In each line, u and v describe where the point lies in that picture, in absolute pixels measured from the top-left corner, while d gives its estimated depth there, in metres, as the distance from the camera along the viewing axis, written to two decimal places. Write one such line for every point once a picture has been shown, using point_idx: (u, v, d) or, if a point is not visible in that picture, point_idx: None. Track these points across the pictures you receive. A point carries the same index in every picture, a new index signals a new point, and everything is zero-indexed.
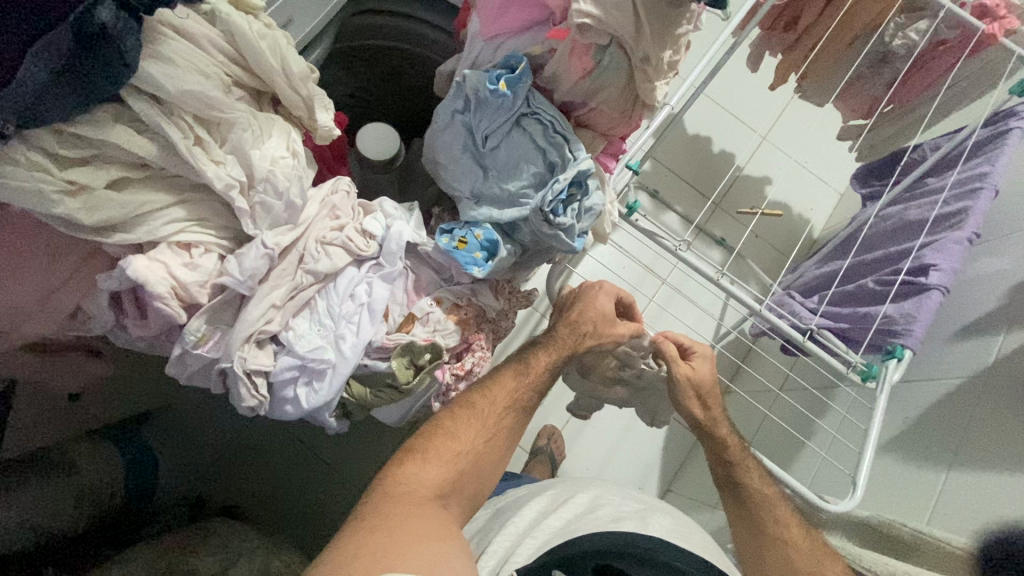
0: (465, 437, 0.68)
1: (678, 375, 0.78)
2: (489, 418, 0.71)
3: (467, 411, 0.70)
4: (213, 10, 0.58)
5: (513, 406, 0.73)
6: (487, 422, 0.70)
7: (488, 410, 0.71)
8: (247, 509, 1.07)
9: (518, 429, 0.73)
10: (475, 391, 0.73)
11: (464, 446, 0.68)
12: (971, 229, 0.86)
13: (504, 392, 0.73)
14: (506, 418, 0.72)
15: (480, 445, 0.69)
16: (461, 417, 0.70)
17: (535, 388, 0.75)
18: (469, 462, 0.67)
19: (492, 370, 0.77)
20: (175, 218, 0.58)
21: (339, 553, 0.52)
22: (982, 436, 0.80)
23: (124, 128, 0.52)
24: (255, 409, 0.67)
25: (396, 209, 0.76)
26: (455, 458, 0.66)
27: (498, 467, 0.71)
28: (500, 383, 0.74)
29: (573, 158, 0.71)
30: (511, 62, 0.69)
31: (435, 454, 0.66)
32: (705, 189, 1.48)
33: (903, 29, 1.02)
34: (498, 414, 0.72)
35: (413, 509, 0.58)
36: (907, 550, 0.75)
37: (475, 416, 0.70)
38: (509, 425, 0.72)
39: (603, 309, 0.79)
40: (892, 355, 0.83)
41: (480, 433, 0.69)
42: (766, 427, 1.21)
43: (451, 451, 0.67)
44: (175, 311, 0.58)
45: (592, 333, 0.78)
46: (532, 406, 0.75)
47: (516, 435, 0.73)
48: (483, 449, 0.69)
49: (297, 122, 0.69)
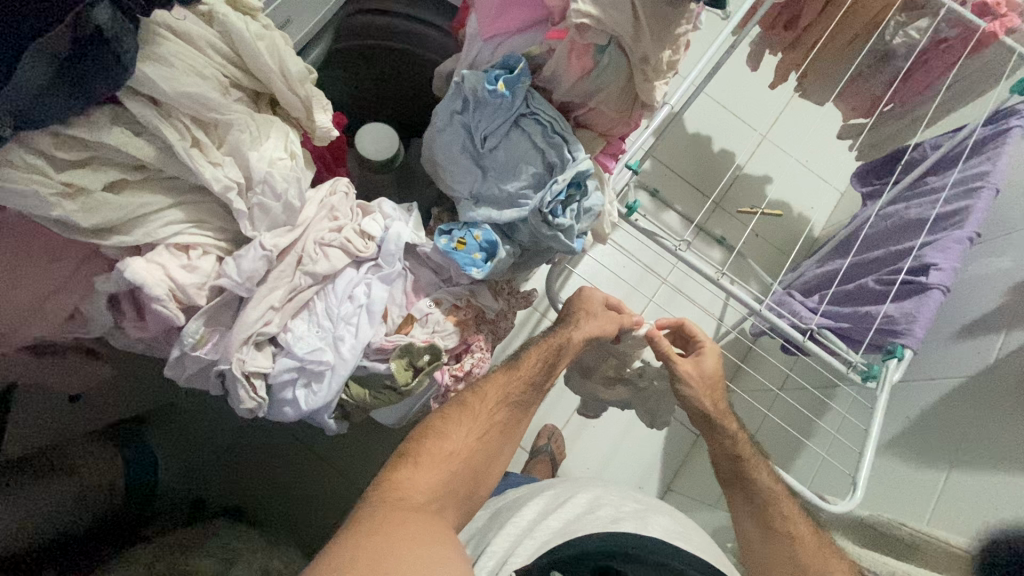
0: (455, 437, 0.68)
1: (678, 370, 0.79)
2: (479, 417, 0.71)
3: (457, 411, 0.71)
4: (210, 11, 0.58)
5: (505, 402, 0.73)
6: (479, 420, 0.70)
7: (478, 408, 0.71)
8: (247, 508, 1.07)
9: (512, 425, 0.74)
10: (469, 392, 0.74)
11: (457, 446, 0.68)
12: (972, 229, 0.86)
13: (495, 389, 0.73)
14: (499, 414, 0.72)
15: (473, 442, 0.69)
16: (451, 417, 0.70)
17: (533, 387, 0.75)
18: (464, 461, 0.67)
19: (491, 371, 0.77)
20: (172, 220, 0.58)
21: (338, 555, 0.52)
22: (983, 437, 0.80)
23: (121, 130, 0.52)
24: (255, 410, 0.67)
25: (395, 209, 0.76)
26: (447, 458, 0.66)
27: (492, 466, 0.71)
28: (496, 380, 0.74)
29: (573, 159, 0.71)
30: (510, 62, 0.69)
31: (428, 457, 0.65)
32: (705, 188, 1.48)
33: (903, 27, 1.02)
34: (490, 410, 0.72)
35: (409, 514, 0.57)
36: (908, 550, 0.75)
37: (466, 415, 0.70)
38: (501, 423, 0.72)
39: (598, 305, 0.82)
40: (892, 355, 0.83)
41: (472, 431, 0.69)
42: (767, 426, 1.21)
43: (443, 451, 0.66)
44: (174, 313, 0.58)
45: (578, 325, 0.79)
46: (527, 399, 0.76)
47: (510, 433, 0.73)
48: (475, 448, 0.69)
49: (296, 123, 0.69)
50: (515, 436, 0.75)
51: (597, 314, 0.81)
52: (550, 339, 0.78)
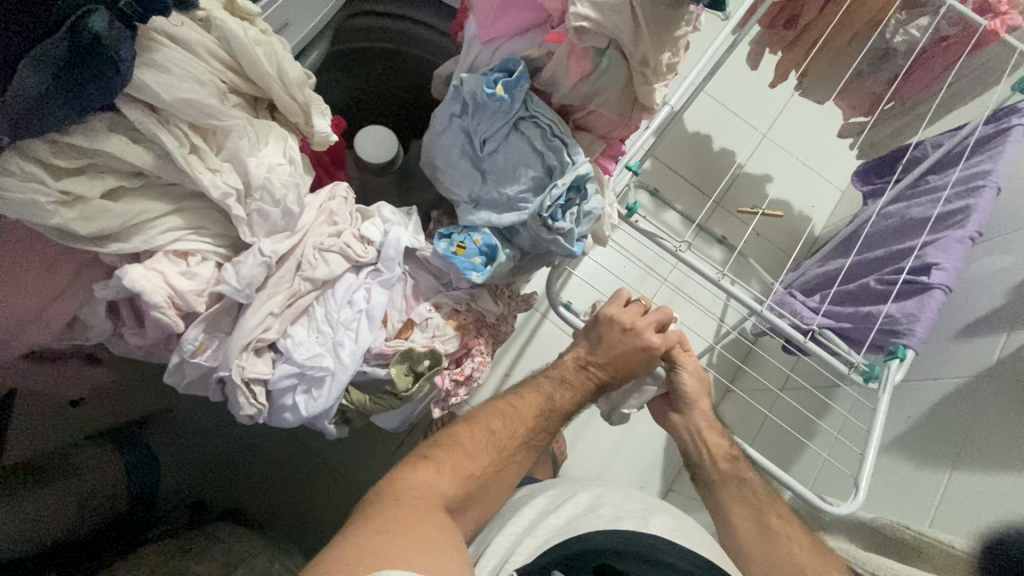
0: (480, 461, 0.68)
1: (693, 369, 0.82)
2: (504, 448, 0.70)
3: (485, 435, 0.70)
4: (209, 16, 0.58)
5: (528, 443, 0.73)
6: (502, 448, 0.70)
7: (506, 437, 0.71)
8: (253, 512, 1.06)
9: (529, 457, 0.74)
10: (490, 414, 0.73)
11: (476, 467, 0.67)
12: (974, 228, 0.85)
13: (524, 424, 0.73)
14: (518, 454, 0.72)
15: (491, 471, 0.69)
16: (479, 440, 0.70)
17: (543, 417, 0.74)
18: (479, 484, 0.67)
19: (507, 393, 0.77)
20: (170, 227, 0.58)
21: (343, 551, 0.51)
22: (988, 437, 0.80)
23: (120, 138, 0.52)
24: (254, 417, 0.66)
25: (394, 214, 0.77)
26: (467, 477, 0.66)
27: (499, 491, 0.71)
28: (520, 414, 0.73)
29: (573, 163, 0.70)
30: (509, 65, 0.70)
31: (450, 468, 0.65)
32: (706, 188, 1.48)
33: (904, 25, 1.00)
34: (513, 447, 0.71)
35: (420, 514, 0.57)
36: (910, 551, 0.76)
37: (489, 435, 0.70)
38: (523, 444, 0.73)
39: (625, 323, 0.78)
40: (894, 355, 0.81)
41: (492, 461, 0.69)
42: (767, 427, 1.22)
43: (465, 469, 0.66)
44: (173, 320, 0.58)
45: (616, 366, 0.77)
46: (545, 423, 0.74)
47: (528, 454, 0.74)
48: (492, 471, 0.69)
49: (296, 128, 0.68)
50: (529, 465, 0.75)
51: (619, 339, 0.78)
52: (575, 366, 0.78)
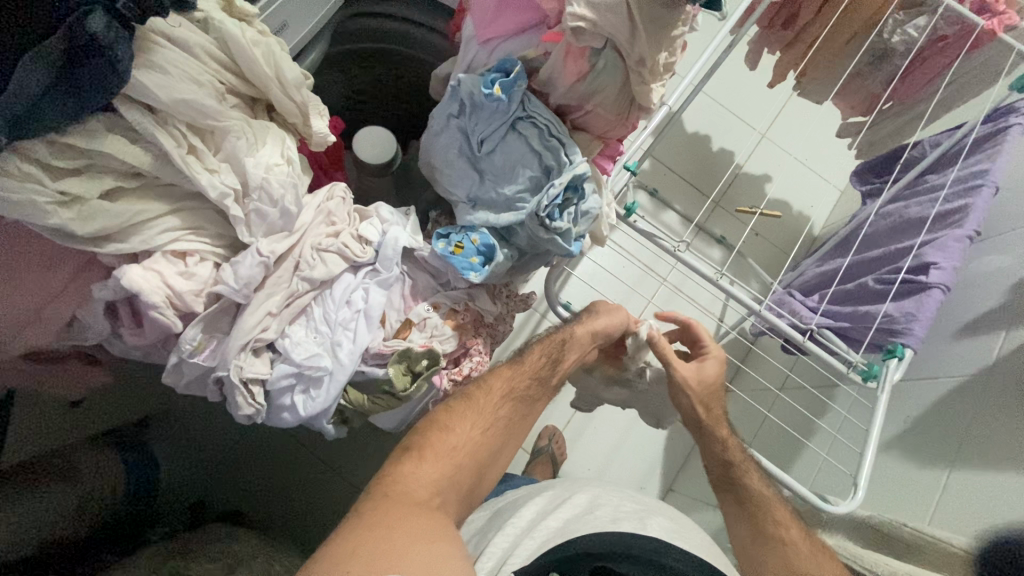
0: (460, 430, 0.68)
1: (679, 373, 0.78)
2: (485, 410, 0.70)
3: (463, 404, 0.70)
4: (206, 17, 0.58)
5: (510, 395, 0.73)
6: (483, 413, 0.70)
7: (485, 402, 0.71)
8: (256, 513, 1.07)
9: (515, 419, 0.74)
10: (473, 387, 0.73)
11: (461, 442, 0.67)
12: (972, 227, 0.85)
13: (500, 382, 0.73)
14: (503, 410, 0.72)
15: (477, 436, 0.68)
16: (456, 410, 0.69)
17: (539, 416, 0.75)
18: (467, 454, 0.67)
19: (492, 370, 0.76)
20: (169, 227, 0.58)
21: (335, 553, 0.50)
22: (987, 438, 0.79)
23: (117, 138, 0.52)
24: (253, 417, 0.67)
25: (393, 214, 0.77)
26: (451, 453, 0.65)
27: (491, 460, 0.71)
28: (497, 374, 0.74)
29: (569, 162, 0.71)
30: (506, 66, 0.70)
31: (432, 453, 0.65)
32: (705, 187, 1.48)
33: (902, 25, 1.01)
34: (495, 405, 0.72)
35: (410, 510, 0.57)
36: (910, 551, 0.76)
37: (472, 410, 0.70)
38: (506, 426, 0.72)
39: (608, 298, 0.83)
40: (893, 355, 0.83)
41: (475, 425, 0.69)
42: (766, 426, 1.22)
43: (446, 445, 0.66)
44: (171, 320, 0.58)
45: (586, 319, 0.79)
46: (532, 394, 0.75)
47: (512, 420, 0.73)
48: (480, 440, 0.68)
49: (294, 129, 0.68)
50: (516, 436, 0.75)
51: (604, 312, 0.81)
52: (553, 334, 0.77)
